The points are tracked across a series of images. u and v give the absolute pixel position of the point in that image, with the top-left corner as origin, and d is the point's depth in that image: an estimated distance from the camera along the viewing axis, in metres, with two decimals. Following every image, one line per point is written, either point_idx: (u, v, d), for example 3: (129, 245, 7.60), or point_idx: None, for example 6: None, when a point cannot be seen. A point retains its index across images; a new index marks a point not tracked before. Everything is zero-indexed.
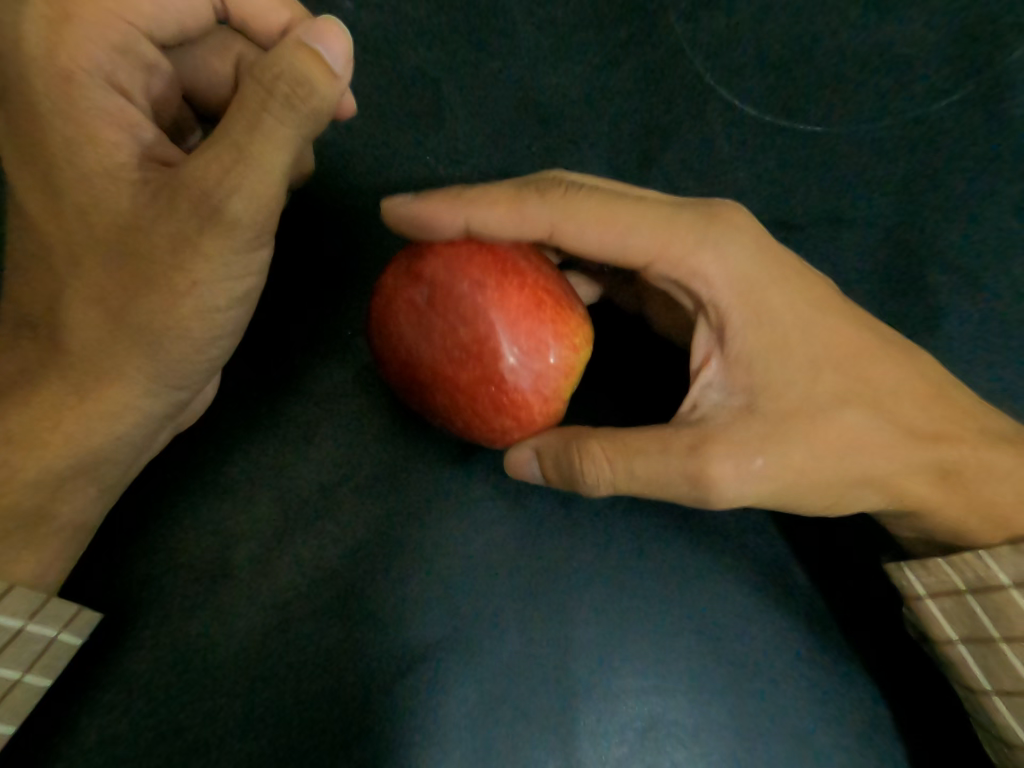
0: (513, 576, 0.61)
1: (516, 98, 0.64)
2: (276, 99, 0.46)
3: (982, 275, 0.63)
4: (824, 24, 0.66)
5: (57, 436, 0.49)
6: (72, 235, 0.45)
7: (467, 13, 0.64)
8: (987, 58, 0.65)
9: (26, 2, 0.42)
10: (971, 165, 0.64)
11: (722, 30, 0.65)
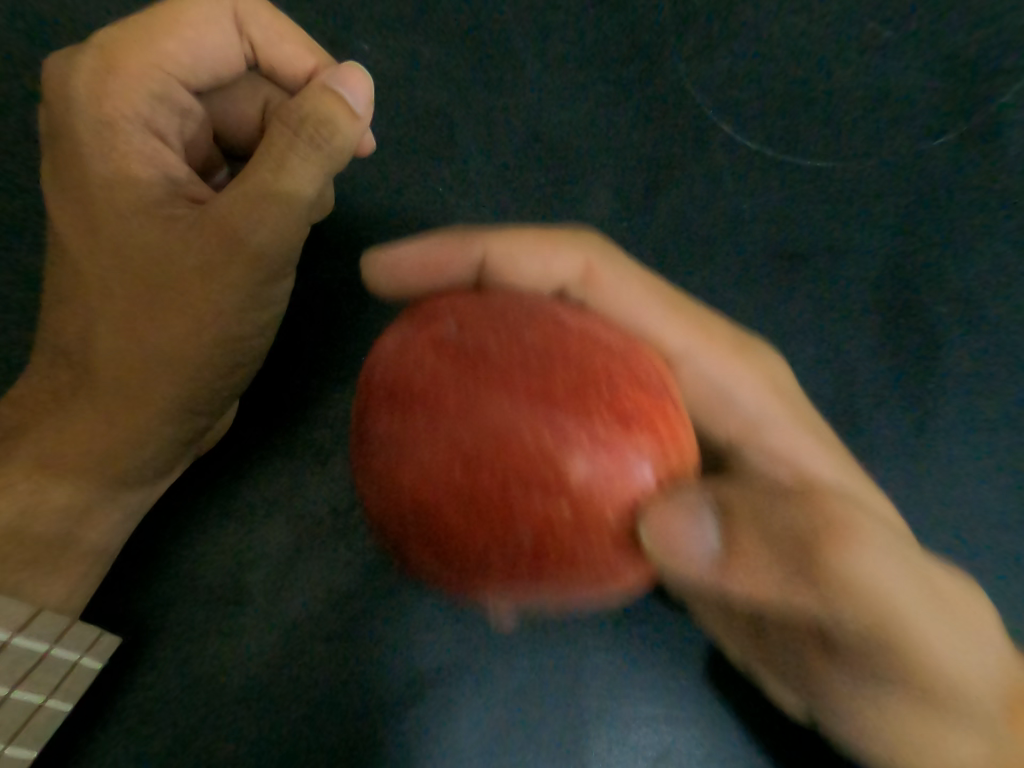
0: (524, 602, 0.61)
1: (526, 133, 0.66)
2: (302, 141, 0.49)
3: (989, 304, 0.64)
4: (826, 60, 0.68)
5: (86, 463, 0.51)
6: (107, 270, 0.48)
7: (479, 50, 0.66)
8: (988, 91, 0.66)
9: (76, 57, 0.45)
10: (977, 194, 0.65)
11: (730, 64, 0.67)
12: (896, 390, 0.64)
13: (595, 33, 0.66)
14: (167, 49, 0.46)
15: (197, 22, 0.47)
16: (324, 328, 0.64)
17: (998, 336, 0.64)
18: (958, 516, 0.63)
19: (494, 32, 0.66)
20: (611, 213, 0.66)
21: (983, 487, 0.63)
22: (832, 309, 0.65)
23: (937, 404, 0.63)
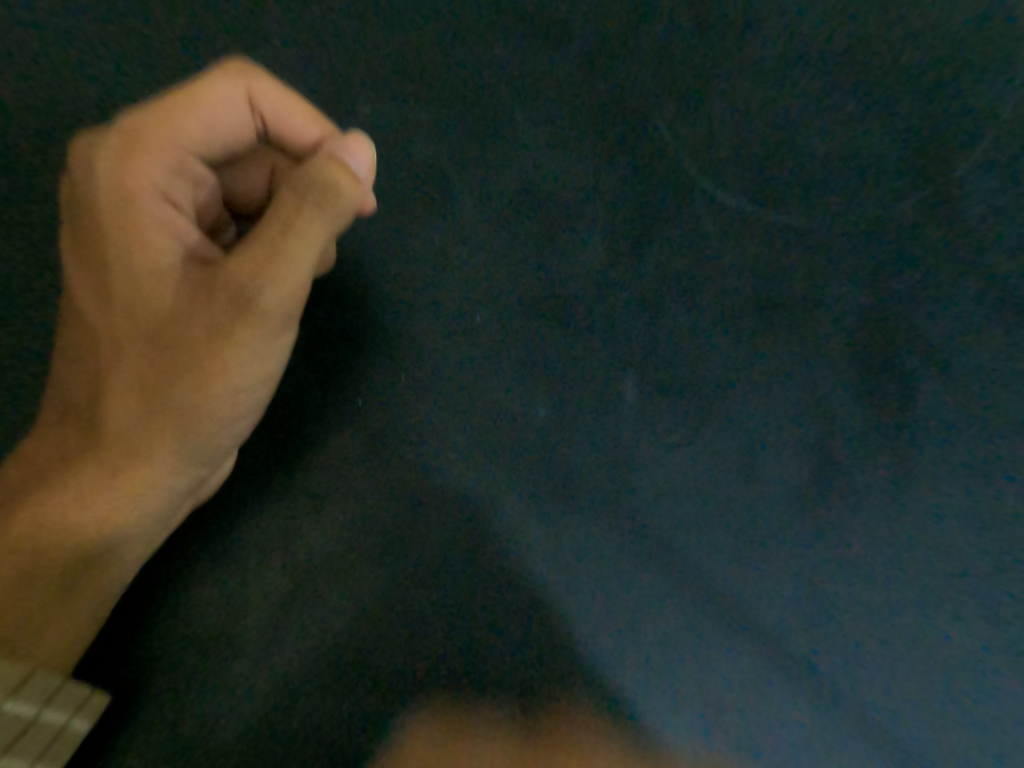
0: (520, 641, 0.62)
1: (515, 189, 0.69)
2: (309, 204, 0.51)
3: (961, 354, 0.67)
4: (801, 116, 0.71)
5: (88, 518, 0.51)
6: (118, 328, 0.49)
7: (472, 116, 0.70)
8: (950, 150, 0.70)
9: (99, 134, 0.49)
10: (940, 248, 0.69)
11: (714, 122, 0.71)
12: (876, 434, 0.66)
13: (587, 98, 0.71)
14: (185, 127, 0.50)
15: (213, 101, 0.50)
16: (321, 373, 0.65)
17: (972, 386, 0.67)
18: (946, 562, 0.64)
19: (493, 99, 0.70)
20: (598, 264, 0.68)
21: (970, 532, 0.64)
22: (813, 358, 0.67)
23: (913, 449, 0.66)
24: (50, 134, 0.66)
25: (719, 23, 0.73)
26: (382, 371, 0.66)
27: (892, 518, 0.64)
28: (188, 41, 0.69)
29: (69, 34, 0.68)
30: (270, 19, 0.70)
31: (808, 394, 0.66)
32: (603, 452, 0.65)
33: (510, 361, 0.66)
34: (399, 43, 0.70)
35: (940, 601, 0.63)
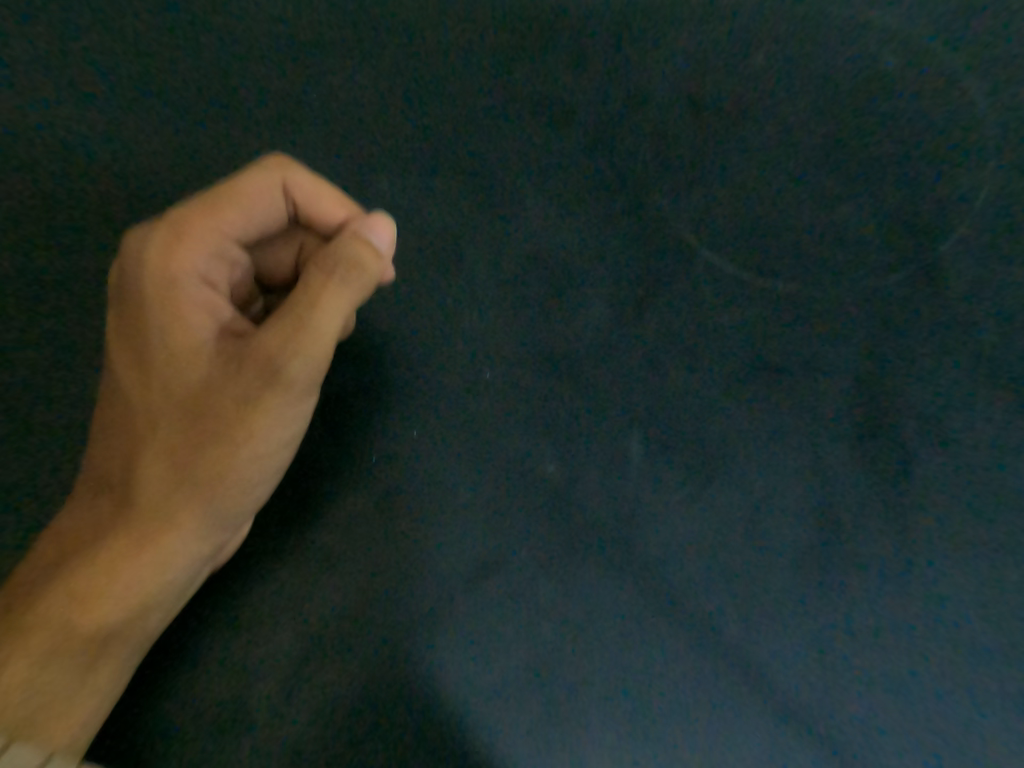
0: (529, 700, 0.62)
1: (522, 252, 0.70)
2: (334, 279, 0.54)
3: (962, 420, 0.67)
4: (801, 175, 0.72)
5: (114, 590, 0.52)
6: (154, 401, 0.52)
7: (478, 181, 0.72)
8: (946, 208, 0.72)
9: (149, 227, 0.53)
10: (940, 304, 0.69)
11: (717, 187, 0.72)
12: (880, 496, 0.66)
13: (592, 163, 0.72)
14: (226, 217, 0.54)
15: (252, 193, 0.55)
16: (336, 431, 0.67)
17: (977, 450, 0.67)
18: (958, 618, 0.64)
19: (501, 165, 0.72)
20: (604, 325, 0.69)
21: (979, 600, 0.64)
22: (818, 416, 0.67)
23: (917, 511, 0.65)
24: (87, 202, 0.70)
25: (723, 90, 0.74)
26: (394, 429, 0.67)
27: (899, 583, 0.64)
28: (213, 118, 0.72)
29: (107, 109, 0.72)
30: (290, 91, 0.73)
31: (811, 452, 0.66)
32: (611, 508, 0.65)
33: (519, 421, 0.67)
34: (412, 113, 0.73)
35: (951, 670, 0.63)
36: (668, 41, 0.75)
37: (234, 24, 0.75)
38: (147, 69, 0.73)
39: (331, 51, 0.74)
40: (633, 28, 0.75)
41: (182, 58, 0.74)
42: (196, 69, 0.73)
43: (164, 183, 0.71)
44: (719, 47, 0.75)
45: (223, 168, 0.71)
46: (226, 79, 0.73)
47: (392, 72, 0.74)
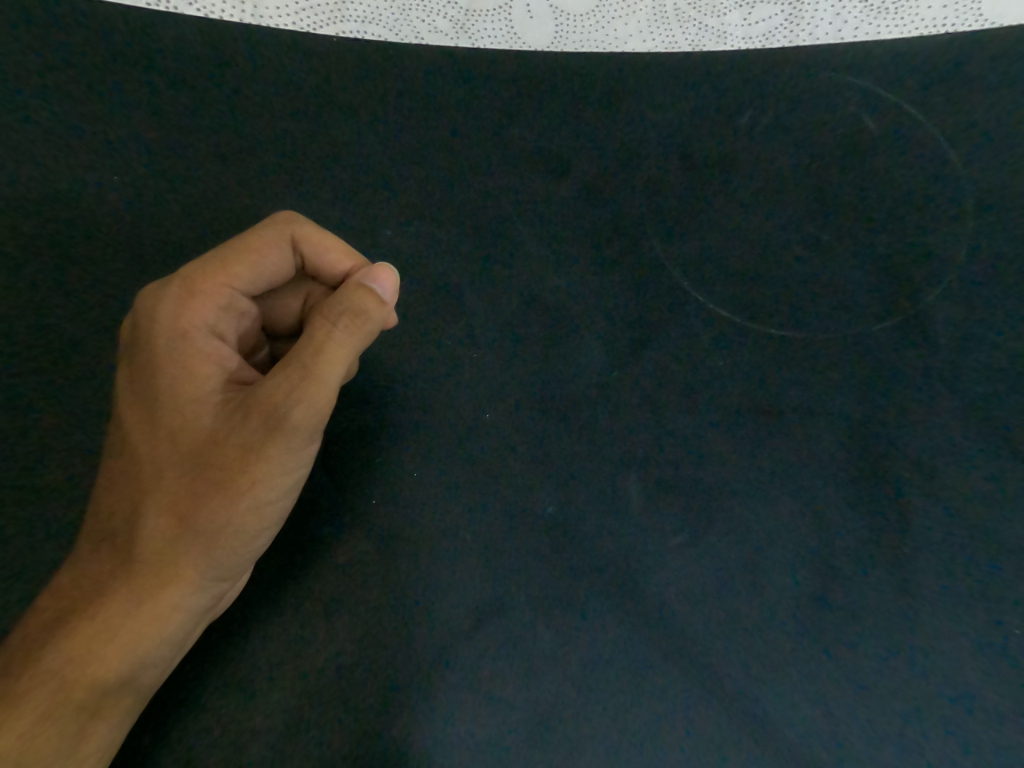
0: (530, 753, 0.61)
1: (520, 296, 0.72)
2: (339, 329, 0.55)
3: (963, 470, 0.67)
4: (793, 219, 0.74)
5: (110, 649, 0.51)
6: (159, 453, 0.52)
7: (478, 226, 0.73)
8: (938, 248, 0.73)
9: (161, 283, 0.54)
10: (935, 343, 0.70)
11: (712, 234, 0.74)
12: (882, 545, 0.65)
13: (590, 210, 0.74)
14: (235, 272, 0.56)
15: (261, 248, 0.57)
16: (337, 475, 0.67)
17: (978, 500, 0.67)
18: (960, 657, 0.63)
19: (501, 211, 0.74)
20: (601, 368, 0.70)
21: (984, 653, 0.63)
22: (815, 457, 0.68)
23: (920, 560, 0.65)
24: (81, 238, 0.69)
25: (718, 137, 0.76)
26: (394, 474, 0.67)
27: (905, 634, 0.63)
28: (213, 160, 0.72)
29: (101, 143, 0.72)
30: (291, 132, 0.74)
31: (812, 497, 0.67)
32: (612, 552, 0.65)
33: (518, 461, 0.68)
34: (414, 158, 0.74)
35: (962, 729, 0.61)
36: (664, 90, 0.77)
37: (235, 61, 0.75)
38: (144, 103, 0.73)
39: (333, 93, 0.75)
40: (629, 78, 0.78)
41: (181, 94, 0.73)
42: (196, 106, 0.73)
43: (161, 218, 0.70)
44: (714, 96, 0.77)
45: (222, 207, 0.71)
46: (227, 122, 0.73)
47: (394, 116, 0.75)
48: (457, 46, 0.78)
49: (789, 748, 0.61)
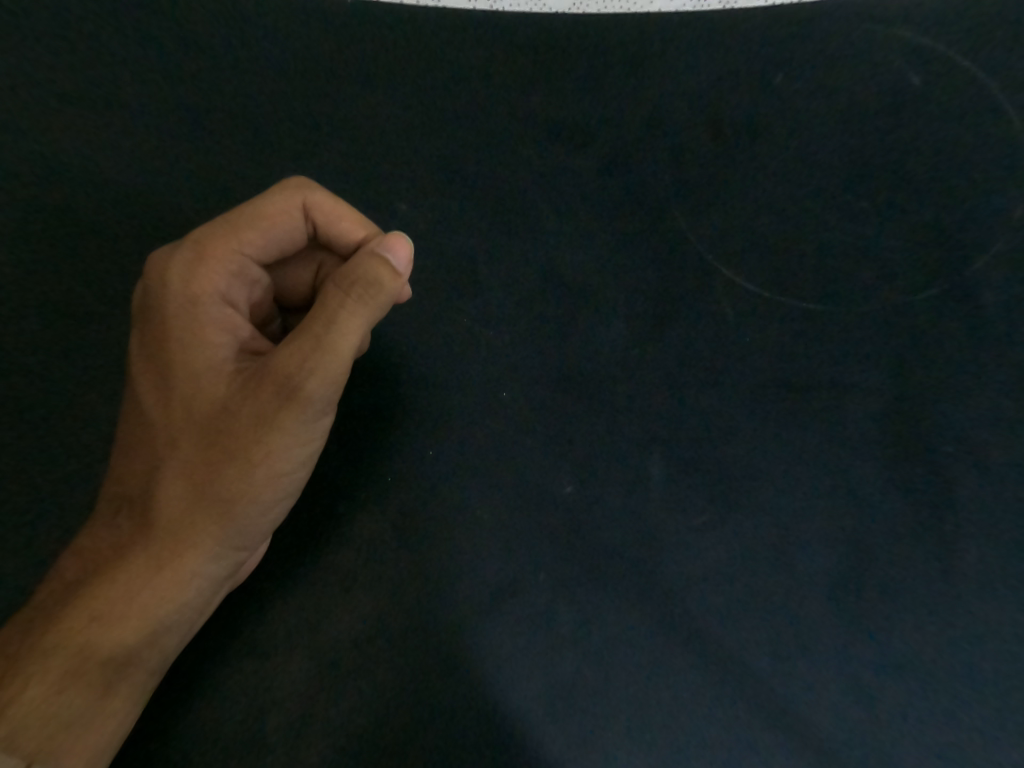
0: (546, 727, 0.61)
1: (539, 269, 0.70)
2: (351, 299, 0.54)
3: (996, 452, 0.65)
4: (827, 189, 0.70)
5: (132, 612, 0.52)
6: (173, 420, 0.52)
7: (496, 199, 0.71)
8: (983, 221, 0.69)
9: (172, 251, 0.54)
10: (971, 322, 0.67)
11: (739, 205, 0.70)
12: (912, 528, 0.64)
13: (612, 181, 0.71)
14: (246, 239, 0.55)
15: (272, 215, 0.56)
16: (352, 449, 0.67)
17: (1011, 483, 0.65)
18: (986, 638, 0.62)
19: (519, 182, 0.71)
20: (622, 342, 0.68)
21: (1010, 636, 0.62)
22: (842, 440, 0.66)
23: (950, 543, 0.64)
24: (98, 214, 0.69)
25: (748, 103, 0.72)
26: (410, 450, 0.67)
27: (934, 616, 0.63)
28: (227, 134, 0.71)
29: (116, 119, 0.71)
30: (304, 104, 0.72)
31: (842, 479, 0.65)
32: (632, 535, 0.64)
33: (535, 439, 0.66)
34: (428, 129, 0.72)
35: (983, 708, 0.61)
36: (691, 55, 0.73)
37: (247, 32, 0.73)
38: (157, 76, 0.72)
39: (345, 64, 0.73)
40: (655, 42, 0.74)
41: (194, 69, 0.72)
42: (209, 80, 0.72)
43: (177, 192, 0.70)
44: (745, 58, 0.73)
45: (236, 180, 0.70)
46: (240, 94, 0.72)
47: (408, 86, 0.73)
48: (474, 10, 0.74)
49: (813, 731, 0.61)
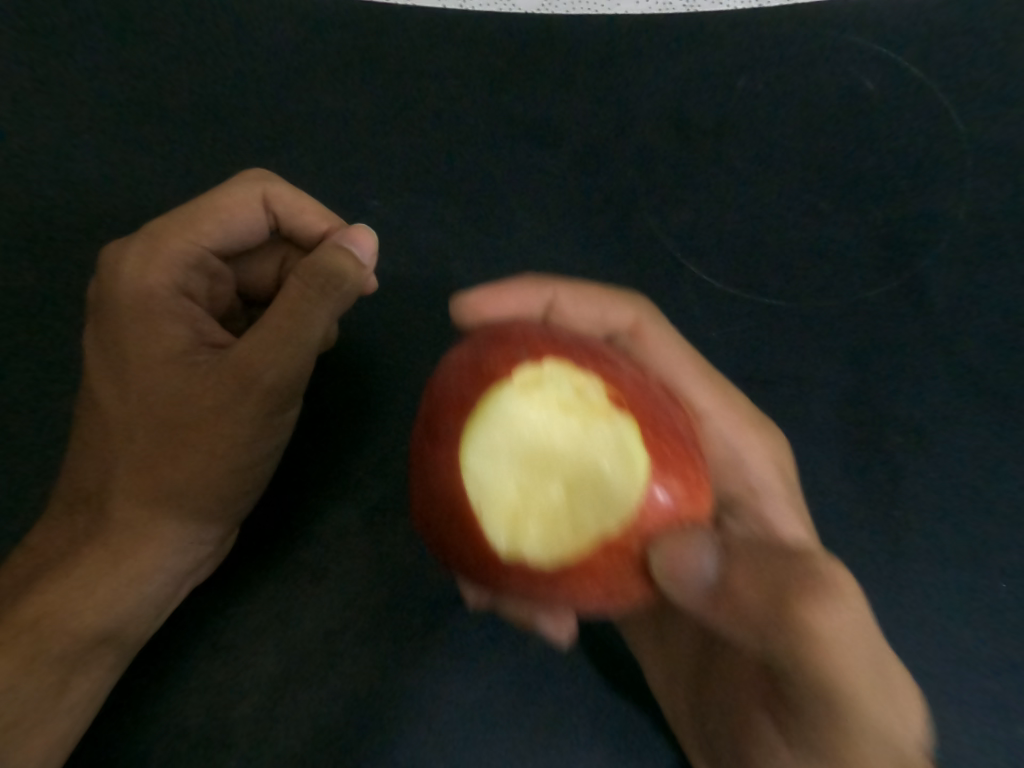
0: (515, 712, 0.62)
1: (509, 265, 0.71)
2: (313, 290, 0.53)
3: (953, 439, 0.67)
4: (787, 187, 0.72)
5: (88, 607, 0.51)
6: (129, 413, 0.51)
7: (465, 196, 0.72)
8: (934, 219, 0.71)
9: (127, 243, 0.54)
10: (925, 315, 0.70)
11: (703, 202, 0.72)
12: (872, 520, 0.66)
13: (579, 180, 0.72)
14: (204, 231, 0.55)
15: (231, 207, 0.56)
16: (320, 443, 0.67)
17: (966, 469, 0.67)
18: (942, 616, 0.64)
19: (487, 179, 0.72)
20: None
21: (965, 616, 0.64)
22: (803, 430, 0.68)
23: (910, 533, 0.66)
24: (58, 212, 0.68)
25: (712, 103, 0.74)
26: (380, 447, 0.67)
27: (891, 598, 0.64)
28: (192, 129, 0.71)
29: (77, 113, 0.71)
30: (272, 101, 0.72)
31: (804, 474, 0.67)
32: None
33: None
34: (397, 127, 0.73)
35: (942, 688, 0.62)
36: (656, 54, 0.75)
37: (213, 28, 0.73)
38: (122, 72, 0.72)
39: (313, 61, 0.73)
40: (622, 40, 0.75)
41: (159, 65, 0.72)
42: (174, 76, 0.72)
43: (142, 188, 0.70)
44: (709, 58, 0.75)
45: (203, 175, 0.70)
46: (206, 89, 0.72)
47: (378, 85, 0.73)
48: (444, 7, 0.75)
49: None
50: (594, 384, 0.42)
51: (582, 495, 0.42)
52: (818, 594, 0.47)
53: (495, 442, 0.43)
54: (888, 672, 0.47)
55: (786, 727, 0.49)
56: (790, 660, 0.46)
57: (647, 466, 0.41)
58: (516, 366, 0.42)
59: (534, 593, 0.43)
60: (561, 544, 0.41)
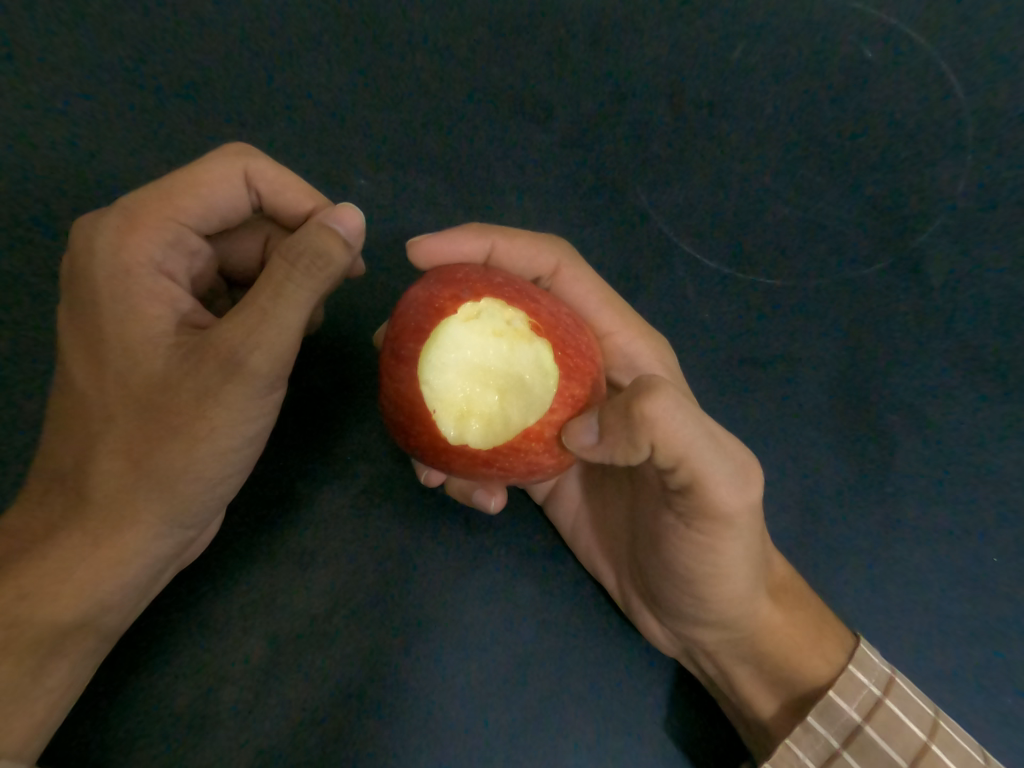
0: (510, 686, 0.62)
1: None
2: (298, 270, 0.51)
3: (929, 414, 0.72)
4: (773, 183, 0.77)
5: (68, 589, 0.51)
6: (106, 393, 0.50)
7: (465, 180, 0.73)
8: (909, 209, 0.77)
9: (102, 217, 0.52)
10: (905, 298, 0.74)
11: (696, 195, 0.76)
12: (855, 496, 0.70)
13: (578, 168, 0.75)
14: (183, 206, 0.53)
15: (211, 182, 0.54)
16: (309, 428, 0.66)
17: (942, 441, 0.71)
18: (920, 578, 0.68)
19: (487, 165, 0.74)
20: None
21: (942, 577, 0.68)
22: (792, 408, 0.71)
23: (889, 512, 0.70)
24: (49, 201, 0.67)
25: (703, 101, 0.78)
26: (373, 435, 0.66)
27: (874, 562, 0.68)
28: (183, 111, 0.71)
29: (63, 93, 0.69)
30: (264, 83, 0.72)
31: (791, 472, 0.70)
32: (593, 506, 0.64)
33: None
34: (395, 111, 0.73)
35: (922, 646, 0.66)
36: (650, 52, 0.78)
37: (204, 10, 0.72)
38: (110, 53, 0.71)
39: (308, 44, 0.73)
40: (618, 36, 0.78)
41: (149, 47, 0.71)
42: (164, 57, 0.71)
43: (133, 171, 0.69)
44: (700, 58, 0.79)
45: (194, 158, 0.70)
46: (197, 69, 0.71)
47: (379, 75, 0.73)
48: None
49: None
50: (519, 314, 0.48)
51: (511, 398, 0.49)
52: (645, 391, 0.42)
53: (445, 361, 0.48)
54: (724, 444, 0.45)
55: (683, 516, 0.49)
56: (655, 458, 0.44)
57: (558, 373, 0.47)
58: (460, 302, 0.47)
59: (473, 477, 0.48)
60: (496, 436, 0.47)
